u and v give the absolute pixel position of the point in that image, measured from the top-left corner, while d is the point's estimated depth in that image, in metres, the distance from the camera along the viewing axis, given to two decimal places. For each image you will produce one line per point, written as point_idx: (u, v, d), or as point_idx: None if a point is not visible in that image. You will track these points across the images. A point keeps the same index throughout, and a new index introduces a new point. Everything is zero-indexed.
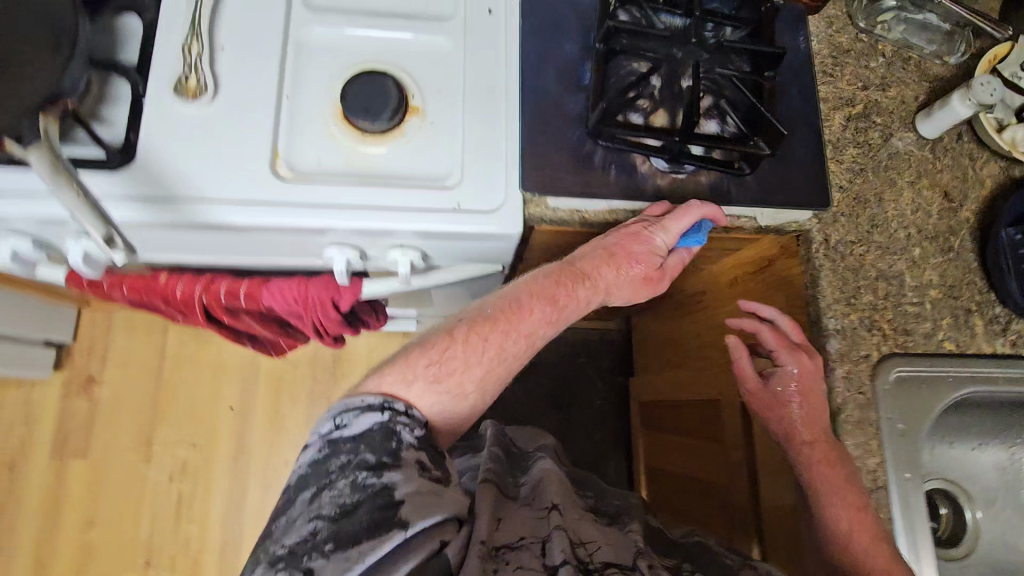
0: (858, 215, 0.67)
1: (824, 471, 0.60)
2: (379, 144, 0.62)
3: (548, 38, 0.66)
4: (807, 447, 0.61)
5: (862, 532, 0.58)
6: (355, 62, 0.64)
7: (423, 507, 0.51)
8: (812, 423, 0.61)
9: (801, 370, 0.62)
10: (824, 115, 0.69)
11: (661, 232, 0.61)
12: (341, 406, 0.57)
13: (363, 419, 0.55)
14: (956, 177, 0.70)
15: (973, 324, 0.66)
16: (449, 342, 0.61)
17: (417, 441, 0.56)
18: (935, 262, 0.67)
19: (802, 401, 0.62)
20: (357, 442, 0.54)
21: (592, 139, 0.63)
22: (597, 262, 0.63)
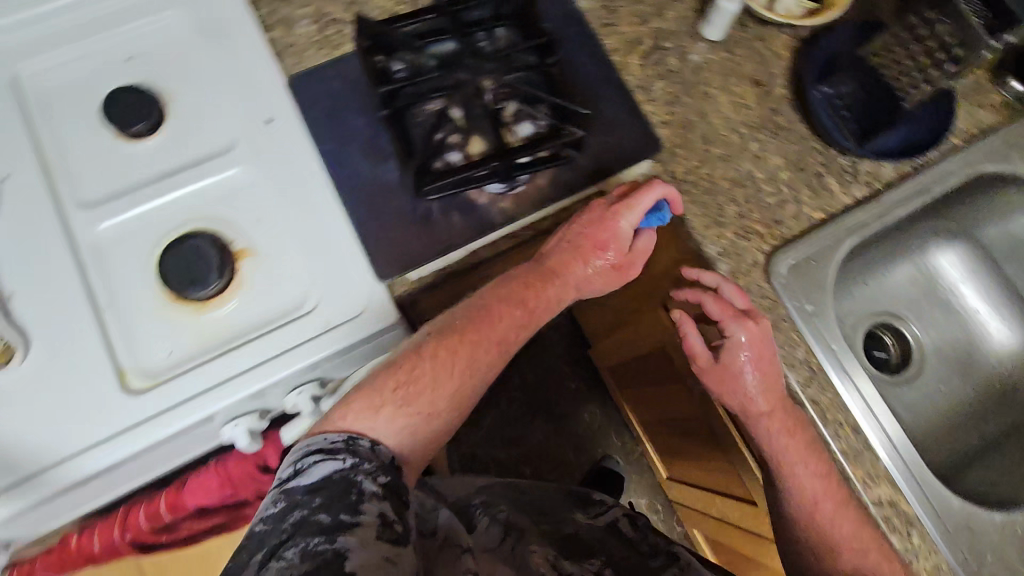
0: (689, 140, 0.69)
1: (786, 439, 0.60)
2: (218, 308, 0.58)
3: (334, 118, 0.63)
4: (767, 419, 0.61)
5: (828, 495, 0.59)
6: (158, 237, 0.60)
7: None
8: (769, 391, 0.60)
9: (749, 338, 0.60)
10: (620, 66, 0.70)
11: (630, 212, 0.60)
12: (302, 448, 0.51)
13: (320, 466, 0.49)
14: (756, 62, 0.73)
15: (829, 185, 0.70)
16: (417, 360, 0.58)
17: (381, 487, 0.50)
18: (773, 147, 0.70)
19: (757, 367, 0.60)
20: (308, 495, 0.48)
21: (421, 197, 0.60)
22: (570, 255, 0.62)
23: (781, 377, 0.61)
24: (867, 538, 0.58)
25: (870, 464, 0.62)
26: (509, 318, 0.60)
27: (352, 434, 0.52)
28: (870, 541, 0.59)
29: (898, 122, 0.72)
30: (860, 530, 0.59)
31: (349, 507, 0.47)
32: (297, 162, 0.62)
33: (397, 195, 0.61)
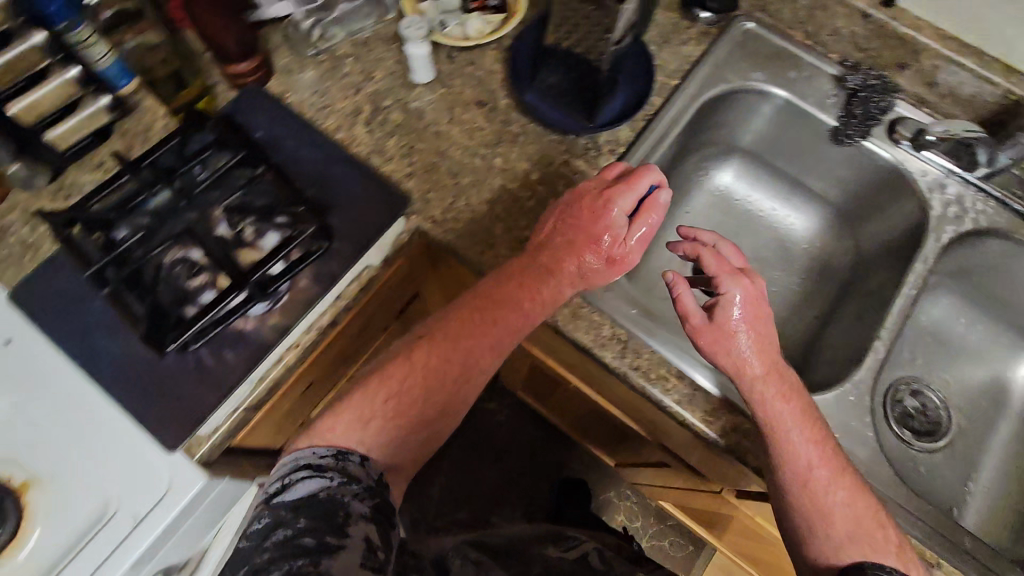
0: (437, 181, 0.71)
1: (781, 405, 0.59)
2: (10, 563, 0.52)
3: (76, 308, 0.61)
4: (761, 381, 0.59)
5: (823, 464, 0.58)
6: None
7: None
8: (765, 354, 0.60)
9: (750, 294, 0.62)
10: (349, 141, 0.73)
11: (627, 197, 0.63)
12: (292, 460, 0.52)
13: (303, 484, 0.50)
14: (474, 85, 0.77)
15: (579, 167, 0.73)
16: (406, 367, 0.59)
17: (367, 507, 0.50)
18: (517, 155, 0.73)
19: (756, 319, 0.61)
20: (290, 516, 0.48)
21: (185, 348, 0.59)
22: (555, 251, 0.63)
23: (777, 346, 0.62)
24: (863, 508, 0.57)
25: (706, 403, 0.64)
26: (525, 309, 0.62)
27: (337, 446, 0.54)
28: (867, 513, 0.57)
29: (617, 88, 0.76)
30: (857, 504, 0.57)
31: (333, 531, 0.47)
32: (51, 372, 0.59)
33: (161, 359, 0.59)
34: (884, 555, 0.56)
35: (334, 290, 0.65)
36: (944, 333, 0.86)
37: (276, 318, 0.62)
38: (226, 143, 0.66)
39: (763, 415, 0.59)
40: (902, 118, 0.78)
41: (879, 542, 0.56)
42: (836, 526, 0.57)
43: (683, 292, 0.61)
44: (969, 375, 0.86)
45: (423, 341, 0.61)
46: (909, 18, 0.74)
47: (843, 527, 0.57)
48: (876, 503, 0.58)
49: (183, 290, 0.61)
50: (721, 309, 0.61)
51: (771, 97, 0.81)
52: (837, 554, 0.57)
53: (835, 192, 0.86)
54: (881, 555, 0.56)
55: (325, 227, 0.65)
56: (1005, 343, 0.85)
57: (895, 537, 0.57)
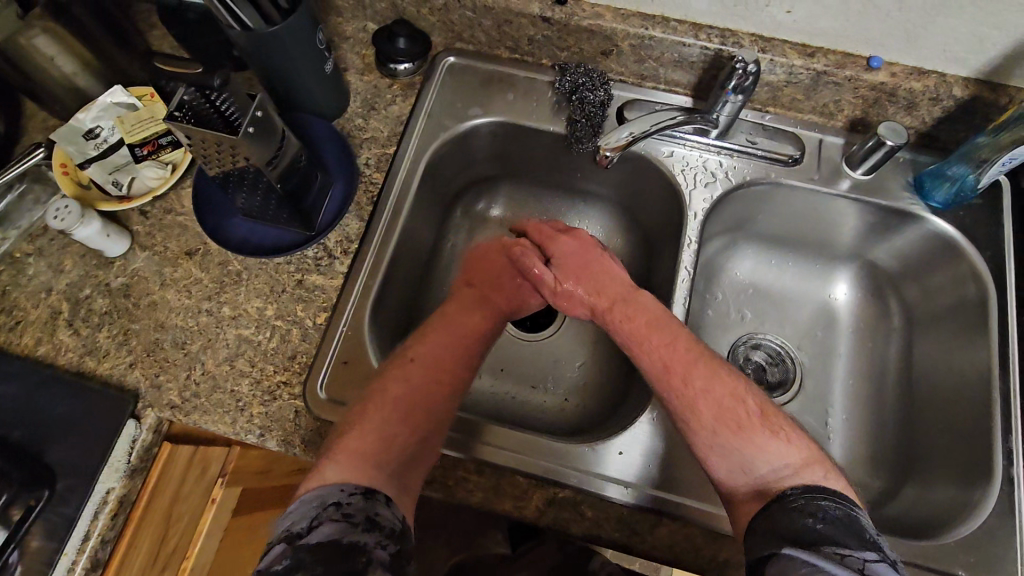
0: (165, 360, 0.65)
1: (628, 325, 0.63)
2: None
3: None
4: (610, 312, 0.65)
5: (679, 360, 0.58)
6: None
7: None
8: (607, 289, 0.67)
9: (569, 246, 0.70)
10: (54, 351, 0.65)
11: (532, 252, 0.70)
12: (320, 500, 0.47)
13: (323, 531, 0.44)
14: (178, 235, 0.70)
15: (315, 283, 0.68)
16: (404, 382, 0.58)
17: (387, 557, 0.44)
18: (244, 293, 0.67)
19: (580, 268, 0.69)
20: (307, 559, 0.42)
21: None
22: (498, 272, 0.69)
23: (615, 277, 0.67)
24: (721, 389, 0.56)
25: (511, 486, 0.59)
26: (478, 317, 0.65)
27: (349, 484, 0.49)
28: (725, 391, 0.56)
29: (330, 182, 0.71)
30: (716, 386, 0.56)
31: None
32: None
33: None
34: (755, 435, 0.53)
35: (76, 534, 0.59)
36: (759, 284, 0.83)
37: None
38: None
39: (624, 339, 0.63)
40: (626, 102, 0.76)
41: (748, 420, 0.54)
42: (702, 415, 0.54)
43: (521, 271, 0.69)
44: (799, 312, 0.82)
45: (419, 356, 0.60)
46: (589, 7, 0.71)
47: (708, 416, 0.54)
48: (737, 381, 0.57)
49: None
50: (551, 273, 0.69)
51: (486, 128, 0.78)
52: (717, 462, 0.53)
53: (604, 187, 0.83)
54: (754, 434, 0.53)
55: (37, 473, 0.58)
56: (815, 270, 0.82)
57: (756, 406, 0.55)
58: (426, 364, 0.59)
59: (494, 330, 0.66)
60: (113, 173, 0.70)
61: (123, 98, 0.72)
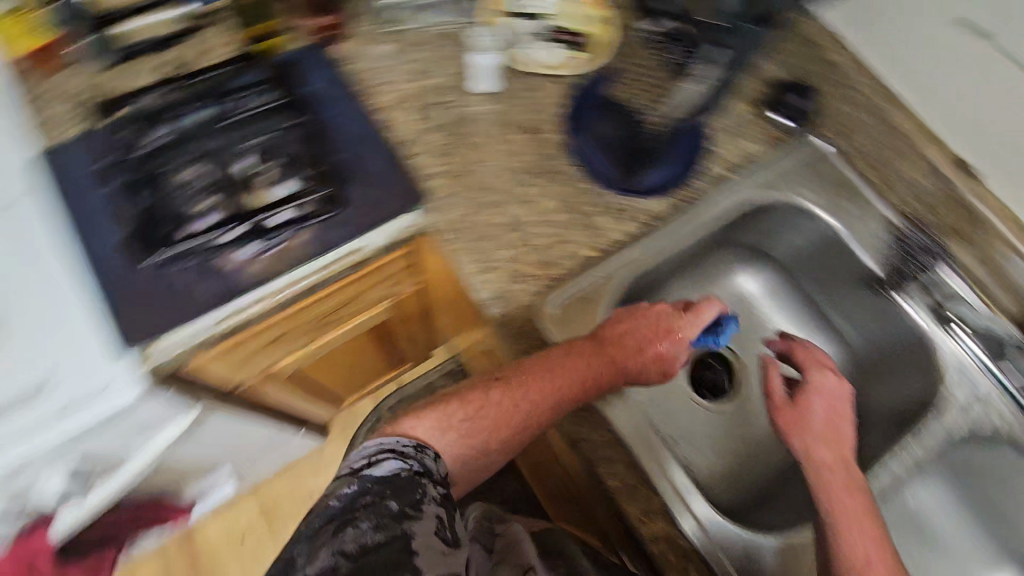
0: (462, 190, 0.71)
1: (842, 491, 0.58)
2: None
3: (87, 194, 0.64)
4: (827, 470, 0.60)
5: (881, 559, 0.54)
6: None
7: (437, 560, 0.52)
8: (834, 444, 0.63)
9: (825, 390, 0.67)
10: (393, 120, 0.72)
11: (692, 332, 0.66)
12: (375, 444, 0.59)
13: (386, 465, 0.57)
14: (533, 109, 0.76)
15: (605, 225, 0.72)
16: (477, 405, 0.63)
17: (438, 495, 0.57)
18: (549, 190, 0.72)
19: (825, 415, 0.65)
20: (378, 488, 0.55)
21: (167, 266, 0.62)
22: (628, 331, 0.64)
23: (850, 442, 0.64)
24: None
25: (647, 500, 0.60)
26: (568, 388, 0.60)
27: (421, 444, 0.61)
28: None
29: (665, 159, 0.74)
30: None
31: (410, 507, 0.54)
32: (43, 234, 0.63)
33: (137, 266, 0.61)
34: None
35: (329, 256, 0.65)
36: (927, 523, 0.71)
37: (260, 268, 0.63)
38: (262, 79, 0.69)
39: (828, 499, 0.58)
40: (948, 291, 0.73)
41: None
42: None
43: (654, 358, 0.64)
44: None
45: (504, 388, 0.62)
46: (982, 195, 0.73)
47: None
48: None
49: (178, 201, 0.63)
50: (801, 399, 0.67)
51: (815, 219, 0.78)
52: None
53: (858, 337, 0.82)
54: None
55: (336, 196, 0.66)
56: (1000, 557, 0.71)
57: None
58: (526, 397, 0.61)
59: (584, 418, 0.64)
60: (519, 37, 0.77)
61: None
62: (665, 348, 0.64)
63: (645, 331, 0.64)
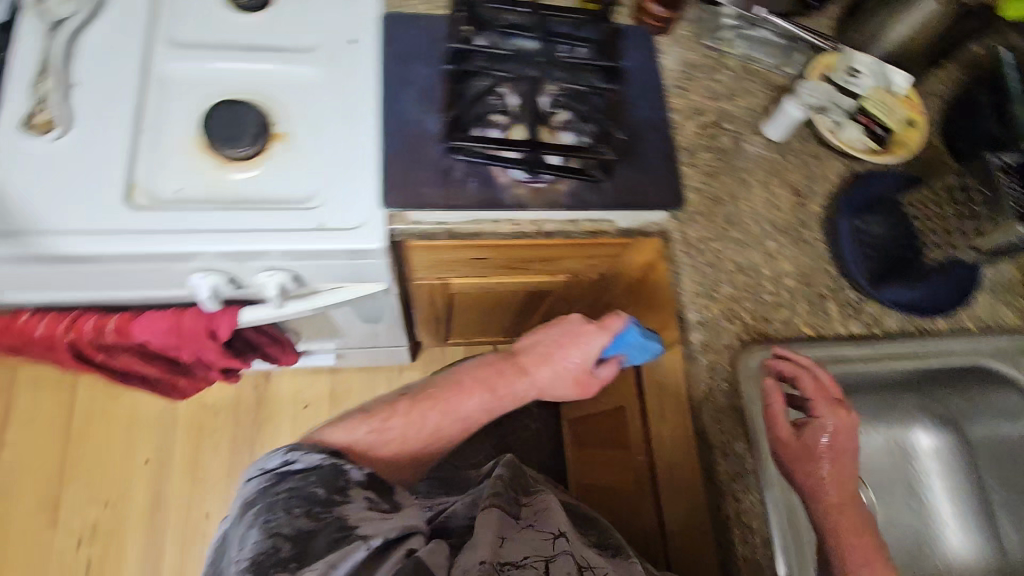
0: (712, 215, 0.70)
1: (852, 537, 0.57)
2: (251, 173, 0.64)
3: (406, 63, 0.68)
4: (836, 511, 0.58)
5: None
6: (209, 96, 0.67)
7: (376, 525, 0.59)
8: (841, 483, 0.59)
9: (837, 425, 0.60)
10: (677, 124, 0.73)
11: (573, 357, 0.68)
12: (287, 446, 0.64)
13: (306, 458, 0.63)
14: (804, 173, 0.75)
15: (829, 311, 0.69)
16: (384, 422, 0.71)
17: (364, 479, 0.64)
18: (789, 254, 0.70)
19: (834, 453, 0.60)
20: (320, 478, 0.61)
21: (450, 155, 0.64)
22: (551, 342, 0.70)
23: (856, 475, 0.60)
24: None
25: None
26: (470, 409, 0.73)
27: (338, 449, 0.66)
28: None
29: (919, 282, 0.71)
30: None
31: (335, 490, 0.61)
32: (359, 80, 0.69)
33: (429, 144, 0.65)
34: None
35: (580, 214, 0.67)
36: None
37: (522, 194, 0.65)
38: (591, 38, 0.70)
39: (837, 547, 0.57)
40: None
41: None
42: None
43: (572, 377, 0.70)
44: None
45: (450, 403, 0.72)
46: None
47: None
48: None
49: (481, 112, 0.67)
50: (805, 436, 0.60)
51: None
52: None
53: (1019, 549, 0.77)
54: None
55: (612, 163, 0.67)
56: None
57: None
58: (423, 418, 0.72)
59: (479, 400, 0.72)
60: (833, 104, 0.74)
61: (899, 77, 0.75)
62: (585, 372, 0.69)
63: (559, 342, 0.69)
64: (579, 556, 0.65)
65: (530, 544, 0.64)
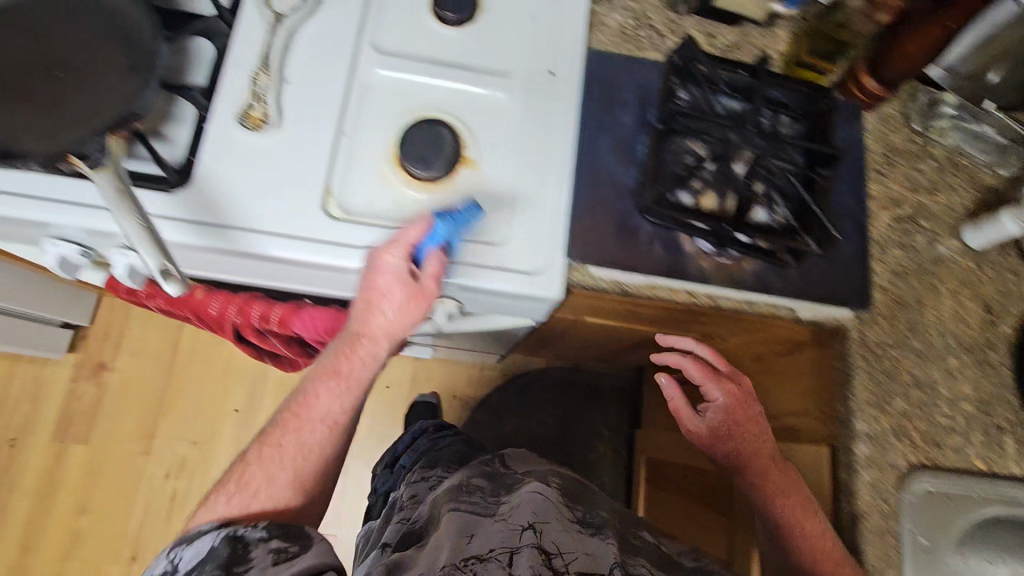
0: (894, 319, 0.66)
1: (780, 497, 0.63)
2: (436, 195, 0.64)
3: (607, 110, 0.67)
4: (761, 483, 0.65)
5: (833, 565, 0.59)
6: (403, 109, 0.66)
7: (281, 567, 0.51)
8: (760, 451, 0.67)
9: (728, 401, 0.68)
10: (872, 214, 0.69)
11: (391, 297, 0.57)
12: (175, 541, 0.54)
13: (190, 553, 0.52)
14: (1000, 288, 0.69)
15: (1005, 447, 0.64)
16: (241, 480, 0.58)
17: (264, 531, 0.54)
18: (970, 375, 0.66)
19: (734, 422, 0.68)
20: (210, 559, 0.51)
21: (641, 214, 0.64)
22: (355, 310, 0.59)
23: (770, 439, 0.67)
24: None
25: None
26: (326, 403, 0.60)
27: (231, 520, 0.55)
28: None
29: None
30: None
31: (230, 564, 0.51)
32: (555, 116, 0.67)
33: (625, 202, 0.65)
34: None
35: (766, 298, 0.63)
36: None
37: (707, 267, 0.63)
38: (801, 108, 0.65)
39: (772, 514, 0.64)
40: None
41: None
42: None
43: (388, 296, 0.57)
44: None
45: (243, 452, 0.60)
46: None
47: None
48: None
49: (678, 173, 0.64)
50: (707, 419, 0.70)
51: None
52: None
53: None
54: None
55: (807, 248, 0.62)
56: None
57: None
58: (251, 475, 0.58)
59: (359, 363, 0.59)
60: None
61: None
62: (408, 278, 0.57)
63: (364, 297, 0.58)
64: (550, 540, 0.60)
65: (496, 537, 0.60)
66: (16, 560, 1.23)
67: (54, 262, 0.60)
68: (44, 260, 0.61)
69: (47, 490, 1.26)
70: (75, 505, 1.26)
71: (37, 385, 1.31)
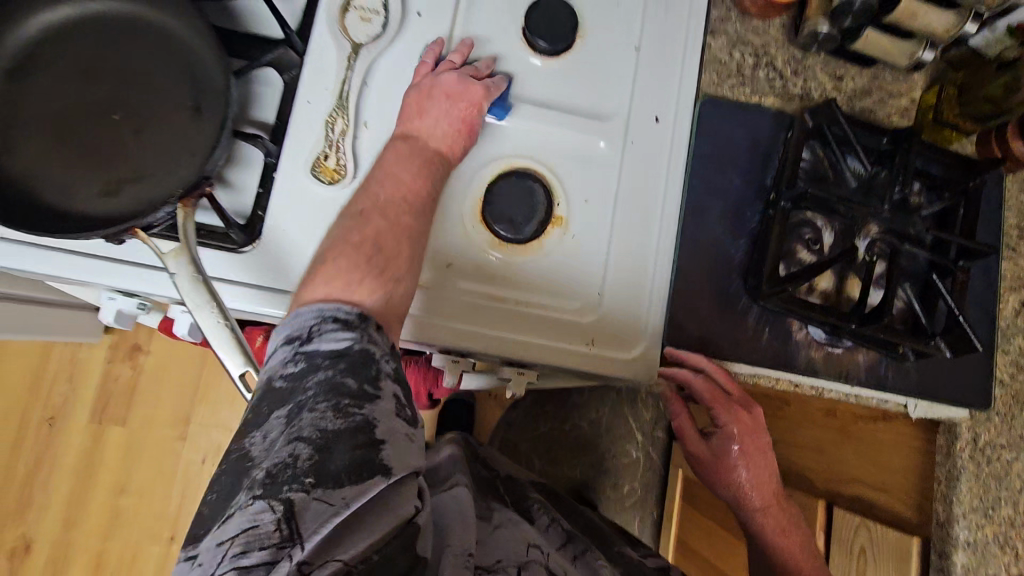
0: (1011, 417, 0.60)
1: (780, 537, 0.59)
2: (527, 260, 0.58)
3: (717, 170, 0.60)
4: (761, 515, 0.60)
5: None
6: (489, 155, 0.59)
7: (404, 451, 0.37)
8: (763, 486, 0.61)
9: (741, 430, 0.60)
10: (1000, 298, 0.62)
11: (452, 84, 0.54)
12: (311, 313, 0.40)
13: (335, 335, 0.39)
14: None
15: None
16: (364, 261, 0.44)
17: (391, 369, 0.39)
18: None
19: (745, 453, 0.60)
20: (338, 367, 0.37)
21: (750, 297, 0.58)
22: (412, 107, 0.54)
23: (774, 473, 0.61)
24: None
25: None
26: (412, 181, 0.50)
27: (364, 316, 0.41)
28: None
29: None
30: None
31: (365, 381, 0.37)
32: (658, 170, 0.60)
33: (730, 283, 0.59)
34: None
35: (876, 393, 0.58)
36: None
37: (816, 356, 0.58)
38: (947, 180, 0.57)
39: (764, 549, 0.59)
40: None
41: None
42: None
43: (457, 125, 0.54)
44: None
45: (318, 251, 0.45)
46: None
47: None
48: None
49: (789, 248, 0.58)
50: (714, 443, 0.61)
51: None
52: None
53: None
54: None
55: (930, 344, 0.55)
56: None
57: None
58: (351, 259, 0.44)
59: (445, 178, 0.53)
60: None
61: None
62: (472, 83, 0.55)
63: (421, 94, 0.54)
64: (557, 564, 0.51)
65: (503, 546, 0.49)
66: (60, 534, 1.26)
67: (111, 316, 0.55)
68: (101, 311, 0.56)
69: (88, 468, 1.28)
70: (114, 485, 1.28)
71: (74, 365, 1.30)
